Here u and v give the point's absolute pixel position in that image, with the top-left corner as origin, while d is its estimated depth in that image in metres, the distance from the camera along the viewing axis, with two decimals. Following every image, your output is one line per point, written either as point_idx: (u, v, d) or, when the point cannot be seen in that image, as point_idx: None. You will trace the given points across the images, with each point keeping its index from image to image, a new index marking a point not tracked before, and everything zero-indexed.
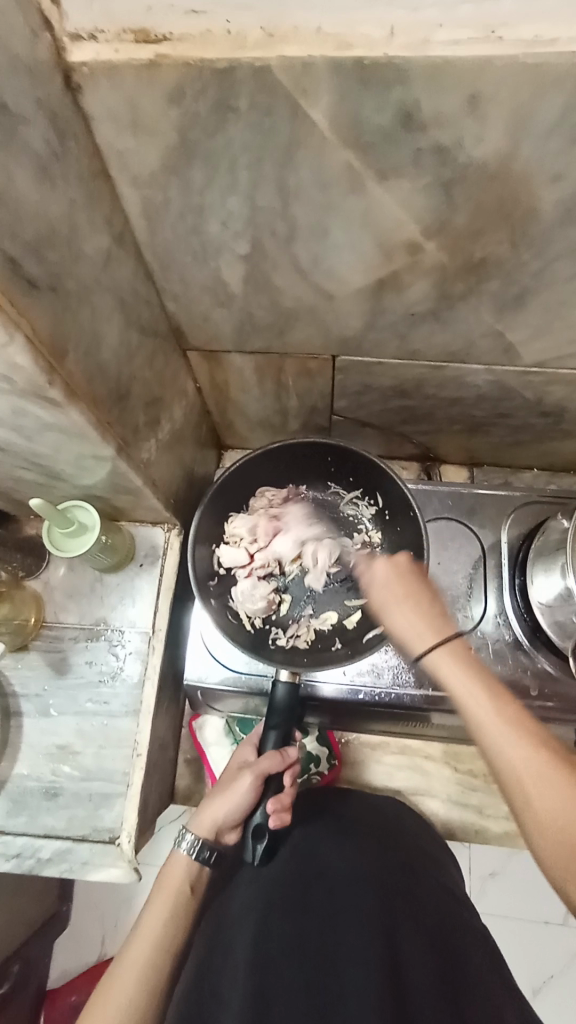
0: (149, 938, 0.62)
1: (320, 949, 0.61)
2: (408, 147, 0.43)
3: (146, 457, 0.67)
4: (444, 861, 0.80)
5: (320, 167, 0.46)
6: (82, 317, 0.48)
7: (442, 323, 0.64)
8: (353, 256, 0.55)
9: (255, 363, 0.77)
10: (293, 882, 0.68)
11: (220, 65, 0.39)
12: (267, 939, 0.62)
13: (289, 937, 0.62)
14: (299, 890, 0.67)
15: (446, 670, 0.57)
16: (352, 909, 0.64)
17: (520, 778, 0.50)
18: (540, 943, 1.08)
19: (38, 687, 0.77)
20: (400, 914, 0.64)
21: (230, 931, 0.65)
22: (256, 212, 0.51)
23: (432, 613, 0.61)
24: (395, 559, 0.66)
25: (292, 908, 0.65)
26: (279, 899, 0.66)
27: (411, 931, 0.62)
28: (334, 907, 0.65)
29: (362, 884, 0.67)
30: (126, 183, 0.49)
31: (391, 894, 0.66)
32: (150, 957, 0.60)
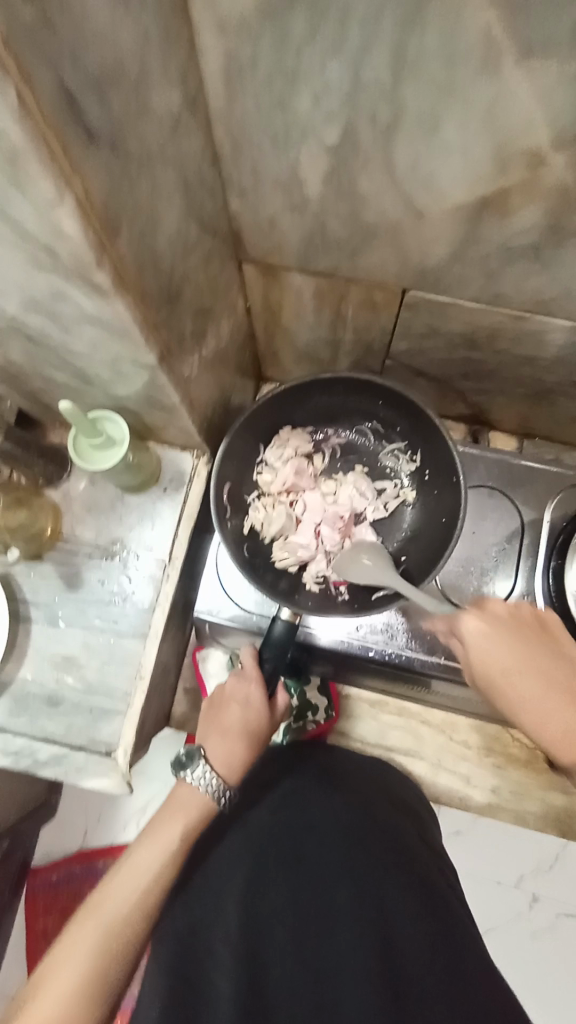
0: (150, 863, 0.62)
1: (314, 915, 0.64)
2: (570, 16, 0.34)
3: (188, 373, 0.61)
4: (427, 819, 0.83)
5: (452, 31, 0.37)
6: (140, 190, 0.41)
7: (541, 264, 0.56)
8: (461, 163, 0.47)
9: (316, 286, 0.69)
10: (281, 840, 0.71)
11: None
12: (259, 901, 0.65)
13: (280, 899, 0.65)
14: (289, 847, 0.70)
15: (534, 699, 0.58)
16: (341, 874, 0.67)
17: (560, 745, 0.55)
18: (495, 901, 1.12)
19: (48, 596, 0.76)
20: (388, 877, 0.66)
21: (220, 883, 0.68)
22: (358, 89, 0.43)
23: (521, 645, 0.60)
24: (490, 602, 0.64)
25: (281, 866, 0.68)
26: (270, 853, 0.69)
27: (402, 891, 0.65)
28: (325, 870, 0.68)
29: (353, 850, 0.69)
30: (209, 25, 0.41)
31: (378, 858, 0.68)
32: (149, 884, 0.61)
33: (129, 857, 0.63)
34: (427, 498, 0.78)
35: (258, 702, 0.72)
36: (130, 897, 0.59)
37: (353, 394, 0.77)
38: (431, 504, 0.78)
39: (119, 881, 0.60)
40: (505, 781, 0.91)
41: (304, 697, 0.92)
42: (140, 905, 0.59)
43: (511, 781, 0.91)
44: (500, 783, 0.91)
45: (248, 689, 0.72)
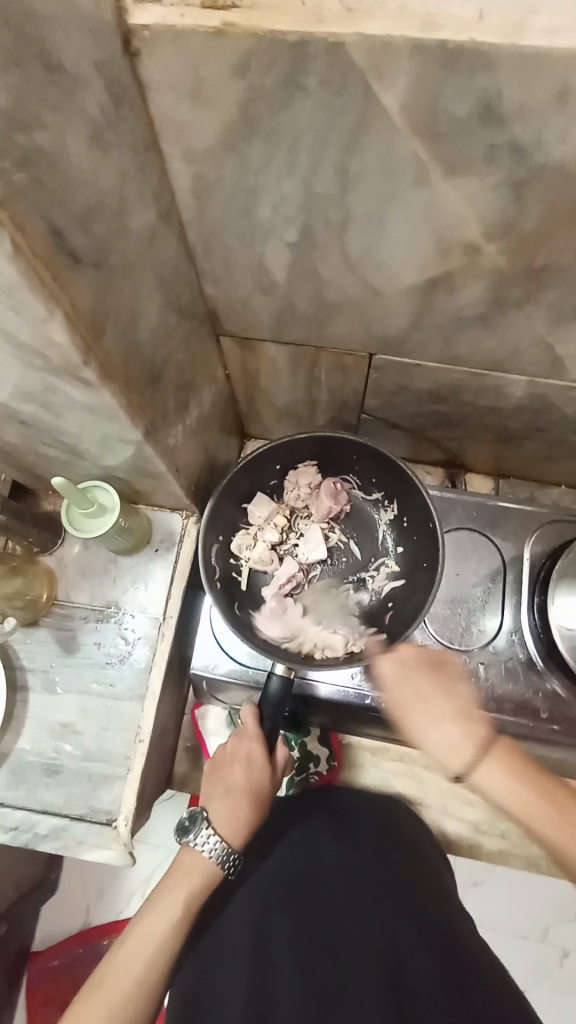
0: (156, 933, 0.60)
1: (321, 950, 0.61)
2: (483, 141, 0.41)
3: (172, 442, 0.65)
4: (445, 871, 0.78)
5: (386, 156, 0.43)
6: (123, 294, 0.46)
7: (491, 329, 0.62)
8: (407, 253, 0.53)
9: (290, 354, 0.74)
10: (292, 886, 0.69)
11: (292, 37, 0.36)
12: (267, 943, 0.63)
13: (287, 936, 0.63)
14: (295, 891, 0.68)
15: (444, 750, 0.64)
16: (352, 908, 0.65)
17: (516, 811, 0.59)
18: (518, 956, 1.08)
19: (44, 662, 0.77)
20: (397, 911, 0.64)
21: (232, 941, 0.66)
22: (311, 199, 0.49)
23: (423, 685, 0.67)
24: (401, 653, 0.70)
25: (292, 908, 0.67)
26: (277, 899, 0.68)
27: (416, 933, 0.62)
28: (335, 908, 0.65)
29: (364, 887, 0.67)
30: (179, 157, 0.47)
31: (387, 890, 0.66)
32: (153, 959, 0.59)
33: (134, 925, 0.61)
34: (410, 543, 0.81)
35: (260, 760, 0.71)
36: (135, 973, 0.58)
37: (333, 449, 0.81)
38: (414, 549, 0.81)
39: (122, 952, 0.59)
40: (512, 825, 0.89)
41: (304, 748, 0.92)
42: (142, 982, 0.58)
43: None
44: (508, 827, 0.90)
45: (250, 745, 0.70)
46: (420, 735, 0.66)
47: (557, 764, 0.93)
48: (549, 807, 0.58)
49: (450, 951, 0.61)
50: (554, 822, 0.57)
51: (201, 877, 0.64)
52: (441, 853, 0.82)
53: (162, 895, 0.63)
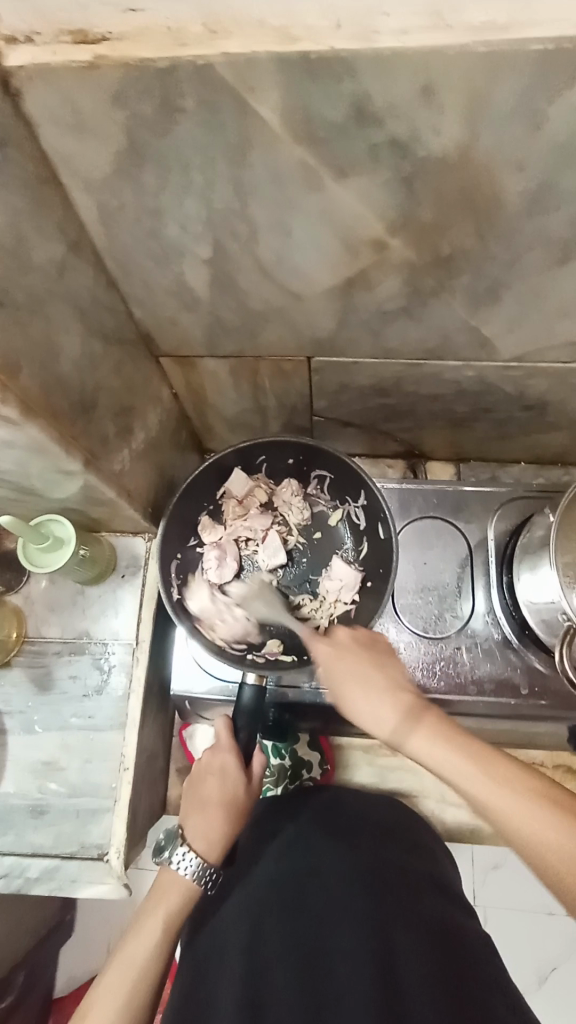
0: (140, 954, 0.61)
1: (313, 951, 0.60)
2: (363, 142, 0.42)
3: (118, 467, 0.66)
4: (442, 861, 0.77)
5: (276, 167, 0.44)
6: (35, 329, 0.47)
7: (415, 320, 0.63)
8: (318, 255, 0.54)
9: (230, 366, 0.75)
10: (286, 893, 0.67)
11: (160, 62, 0.37)
12: (260, 945, 0.62)
13: (281, 940, 0.62)
14: (292, 895, 0.67)
15: (363, 709, 0.64)
16: (346, 908, 0.63)
17: (490, 807, 0.55)
18: (544, 933, 1.07)
19: (21, 703, 0.76)
20: (392, 908, 0.63)
21: (225, 948, 0.65)
22: (214, 213, 0.49)
23: (363, 654, 0.68)
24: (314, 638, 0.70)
25: (286, 914, 0.65)
26: (273, 901, 0.67)
27: (409, 928, 0.60)
28: (329, 912, 0.63)
29: (359, 888, 0.65)
30: (78, 188, 0.48)
31: (383, 890, 0.65)
32: (138, 982, 0.59)
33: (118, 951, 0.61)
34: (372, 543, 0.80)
35: (234, 773, 0.70)
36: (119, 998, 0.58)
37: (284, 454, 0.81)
38: (377, 548, 0.80)
39: (107, 979, 0.59)
40: None
41: (297, 755, 0.92)
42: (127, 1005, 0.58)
43: None
44: None
45: (223, 759, 0.70)
46: (362, 711, 0.65)
47: (550, 738, 0.93)
48: (528, 800, 0.55)
49: (440, 947, 0.59)
50: (511, 801, 0.55)
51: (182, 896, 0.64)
52: (443, 849, 0.82)
53: (142, 922, 0.63)
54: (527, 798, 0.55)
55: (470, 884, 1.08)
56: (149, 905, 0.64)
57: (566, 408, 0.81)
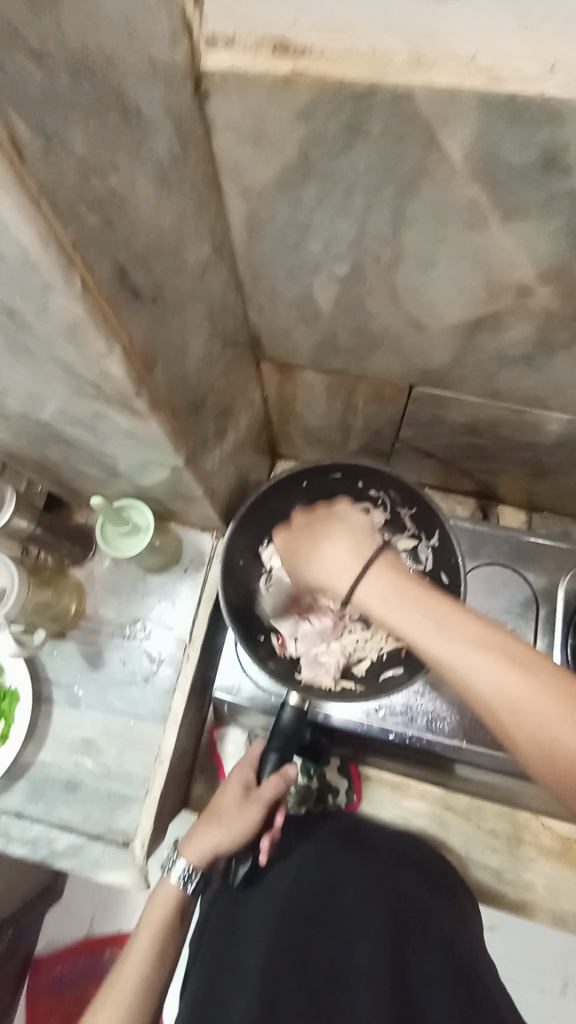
0: (137, 961, 0.58)
1: (330, 961, 0.59)
2: (542, 189, 0.40)
3: (209, 467, 0.66)
4: (462, 898, 0.75)
5: (440, 200, 0.44)
6: (174, 328, 0.48)
7: (535, 367, 0.61)
8: (455, 291, 0.53)
9: (328, 382, 0.75)
10: (302, 898, 0.65)
11: (359, 87, 0.37)
12: (276, 948, 0.59)
13: (298, 950, 0.60)
14: (308, 908, 0.64)
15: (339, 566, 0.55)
16: (363, 924, 0.61)
17: (472, 679, 0.47)
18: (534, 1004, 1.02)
19: (69, 676, 0.77)
20: (410, 929, 0.61)
21: (240, 947, 0.63)
22: (363, 236, 0.49)
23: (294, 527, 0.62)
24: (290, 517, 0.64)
25: (302, 922, 0.62)
26: (287, 907, 0.64)
27: (422, 948, 0.60)
28: (345, 922, 0.62)
29: (373, 901, 0.63)
30: (235, 194, 0.48)
31: (402, 910, 0.63)
32: (138, 983, 0.57)
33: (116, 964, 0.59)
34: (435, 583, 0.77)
35: (243, 786, 0.70)
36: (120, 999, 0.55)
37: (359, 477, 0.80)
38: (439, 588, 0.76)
39: (106, 988, 0.57)
40: (536, 875, 0.85)
41: (324, 779, 0.90)
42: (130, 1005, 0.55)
43: (545, 876, 0.85)
44: (532, 877, 0.85)
45: (241, 772, 0.71)
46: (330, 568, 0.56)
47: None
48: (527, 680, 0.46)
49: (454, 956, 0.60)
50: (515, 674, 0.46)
51: (165, 907, 0.63)
52: (468, 895, 0.78)
53: (137, 933, 0.61)
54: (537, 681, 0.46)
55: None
56: (138, 922, 0.62)
57: None
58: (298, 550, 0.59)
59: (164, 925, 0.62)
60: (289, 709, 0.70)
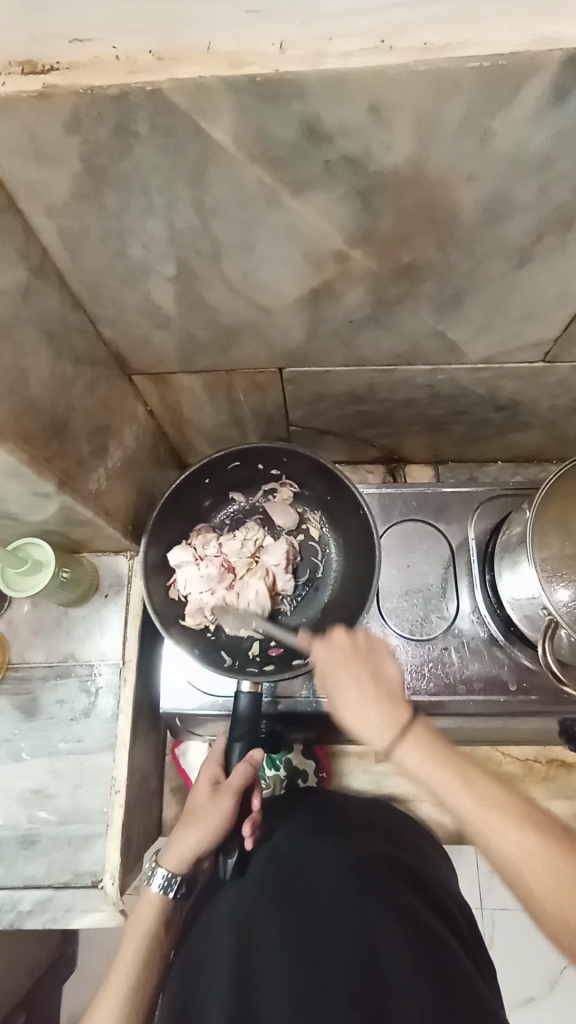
0: (128, 975, 0.61)
1: (301, 938, 0.56)
2: (318, 159, 0.43)
3: (95, 487, 0.66)
4: (436, 863, 0.75)
5: (233, 185, 0.45)
6: (3, 352, 0.48)
7: (383, 327, 0.64)
8: (282, 269, 0.54)
9: (204, 381, 0.75)
10: (272, 883, 0.63)
11: (113, 90, 0.38)
12: (248, 948, 0.57)
13: (271, 941, 0.57)
14: (278, 891, 0.62)
15: (365, 723, 0.65)
16: (331, 906, 0.59)
17: (495, 851, 0.55)
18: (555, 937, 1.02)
19: (7, 731, 0.74)
20: (381, 898, 0.59)
21: (212, 943, 0.60)
22: (177, 233, 0.50)
23: (352, 670, 0.67)
24: (334, 635, 0.71)
25: (272, 908, 0.60)
26: (259, 899, 0.61)
27: (397, 925, 0.57)
28: (314, 902, 0.60)
29: (342, 877, 0.62)
30: (40, 215, 0.48)
31: (373, 880, 0.62)
32: (129, 996, 0.59)
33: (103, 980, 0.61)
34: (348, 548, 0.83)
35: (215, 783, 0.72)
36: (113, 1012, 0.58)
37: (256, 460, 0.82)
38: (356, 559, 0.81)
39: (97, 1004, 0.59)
40: None
41: (291, 765, 0.90)
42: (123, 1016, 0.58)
43: None
44: None
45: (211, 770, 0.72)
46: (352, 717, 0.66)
47: (543, 733, 0.92)
48: (532, 833, 0.55)
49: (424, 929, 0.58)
50: (533, 851, 0.54)
51: (149, 918, 0.65)
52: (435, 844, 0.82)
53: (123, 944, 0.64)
54: (536, 836, 0.54)
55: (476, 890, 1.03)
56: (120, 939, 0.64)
57: (538, 407, 0.83)
58: (332, 690, 0.68)
59: (150, 936, 0.64)
60: (244, 696, 0.70)
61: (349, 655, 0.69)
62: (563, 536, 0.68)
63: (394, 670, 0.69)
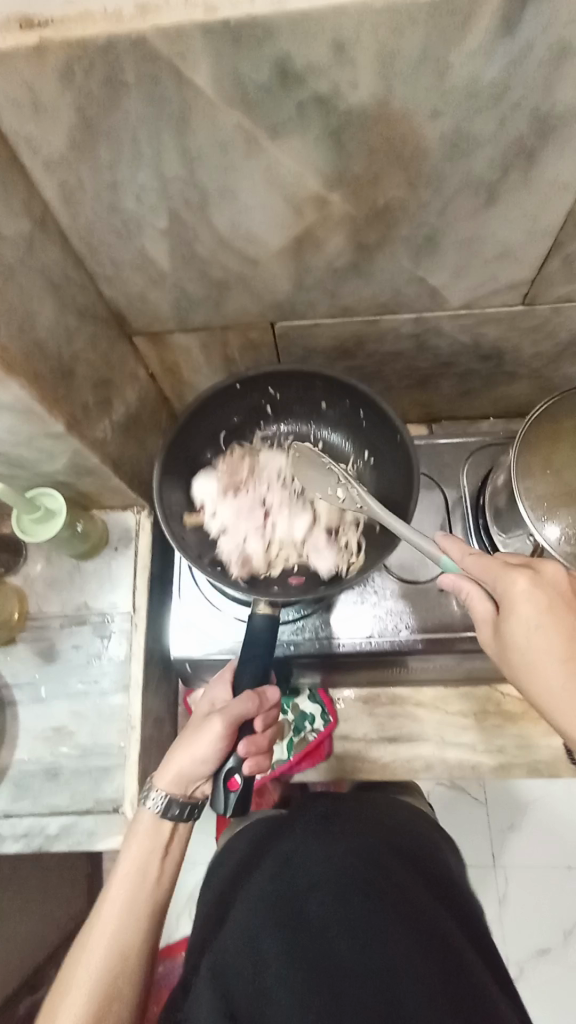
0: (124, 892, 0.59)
1: (308, 965, 0.56)
2: (290, 101, 0.47)
3: (101, 437, 0.71)
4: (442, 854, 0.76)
5: (215, 132, 0.49)
6: (10, 294, 0.52)
7: (365, 274, 0.68)
8: (265, 216, 0.58)
9: (200, 341, 0.80)
10: (276, 899, 0.63)
11: (102, 39, 0.42)
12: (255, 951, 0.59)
13: (276, 957, 0.57)
14: (283, 908, 0.61)
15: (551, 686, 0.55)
16: (340, 919, 0.60)
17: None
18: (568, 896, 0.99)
19: (28, 675, 0.79)
20: (387, 909, 0.60)
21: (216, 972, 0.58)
22: (166, 184, 0.54)
23: (563, 621, 0.55)
24: (545, 571, 0.57)
25: (279, 931, 0.59)
26: (265, 907, 0.62)
27: (401, 926, 0.58)
28: (321, 903, 0.61)
29: (344, 888, 0.62)
30: (41, 170, 0.52)
31: (375, 888, 0.62)
32: (125, 916, 0.58)
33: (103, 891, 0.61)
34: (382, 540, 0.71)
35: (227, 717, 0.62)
36: (101, 952, 0.56)
37: (295, 386, 0.75)
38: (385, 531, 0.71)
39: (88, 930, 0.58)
40: (509, 738, 0.92)
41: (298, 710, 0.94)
42: (114, 947, 0.56)
43: (517, 737, 0.92)
44: (506, 741, 0.92)
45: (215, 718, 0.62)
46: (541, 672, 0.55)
47: None
48: None
49: (442, 951, 0.57)
50: None
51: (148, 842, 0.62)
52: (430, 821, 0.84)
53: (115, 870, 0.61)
54: None
55: (487, 844, 1.01)
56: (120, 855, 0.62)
57: (523, 355, 0.86)
58: (525, 636, 0.56)
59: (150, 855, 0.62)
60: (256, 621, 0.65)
61: (545, 602, 0.56)
62: (545, 468, 0.72)
63: None
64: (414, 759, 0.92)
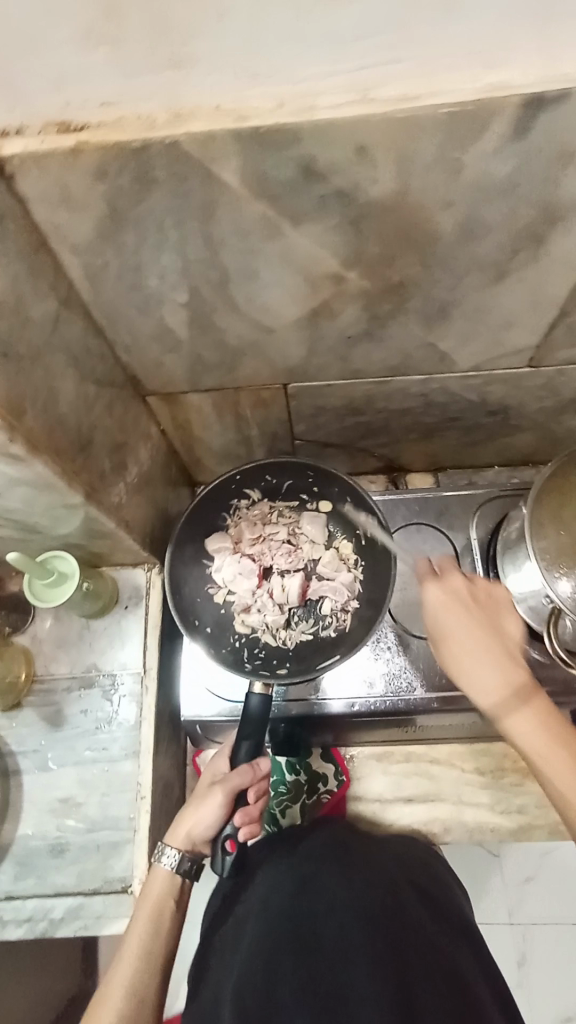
0: (134, 955, 0.61)
1: (330, 981, 0.58)
2: (312, 194, 0.49)
3: (116, 500, 0.71)
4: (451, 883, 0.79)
5: (238, 222, 0.51)
6: (36, 375, 0.53)
7: (377, 341, 0.70)
8: (283, 292, 0.60)
9: (212, 400, 0.80)
10: (291, 912, 0.66)
11: (135, 145, 0.44)
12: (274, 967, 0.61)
13: (297, 970, 0.60)
14: (299, 932, 0.64)
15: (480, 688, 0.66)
16: (363, 933, 0.62)
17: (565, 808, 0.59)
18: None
19: (34, 742, 0.77)
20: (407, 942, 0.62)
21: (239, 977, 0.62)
22: (189, 265, 0.56)
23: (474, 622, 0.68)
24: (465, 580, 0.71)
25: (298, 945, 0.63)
26: (285, 928, 0.65)
27: (419, 959, 0.60)
28: (338, 923, 0.64)
29: (354, 906, 0.65)
30: (68, 253, 0.54)
31: (391, 916, 0.65)
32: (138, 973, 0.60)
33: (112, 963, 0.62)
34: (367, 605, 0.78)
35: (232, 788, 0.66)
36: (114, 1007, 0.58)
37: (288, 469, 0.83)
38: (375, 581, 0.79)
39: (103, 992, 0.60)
40: (528, 797, 0.90)
41: (311, 768, 0.93)
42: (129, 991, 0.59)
43: (536, 795, 0.91)
44: (525, 800, 0.90)
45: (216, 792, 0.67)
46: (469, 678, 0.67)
47: None
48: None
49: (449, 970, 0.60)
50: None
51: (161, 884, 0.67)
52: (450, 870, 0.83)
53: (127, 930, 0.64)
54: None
55: (504, 903, 0.96)
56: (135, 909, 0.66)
57: (528, 411, 0.88)
58: (447, 640, 0.68)
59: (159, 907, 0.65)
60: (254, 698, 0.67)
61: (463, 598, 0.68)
62: (558, 527, 0.72)
63: (515, 631, 0.71)
64: (432, 819, 0.90)
